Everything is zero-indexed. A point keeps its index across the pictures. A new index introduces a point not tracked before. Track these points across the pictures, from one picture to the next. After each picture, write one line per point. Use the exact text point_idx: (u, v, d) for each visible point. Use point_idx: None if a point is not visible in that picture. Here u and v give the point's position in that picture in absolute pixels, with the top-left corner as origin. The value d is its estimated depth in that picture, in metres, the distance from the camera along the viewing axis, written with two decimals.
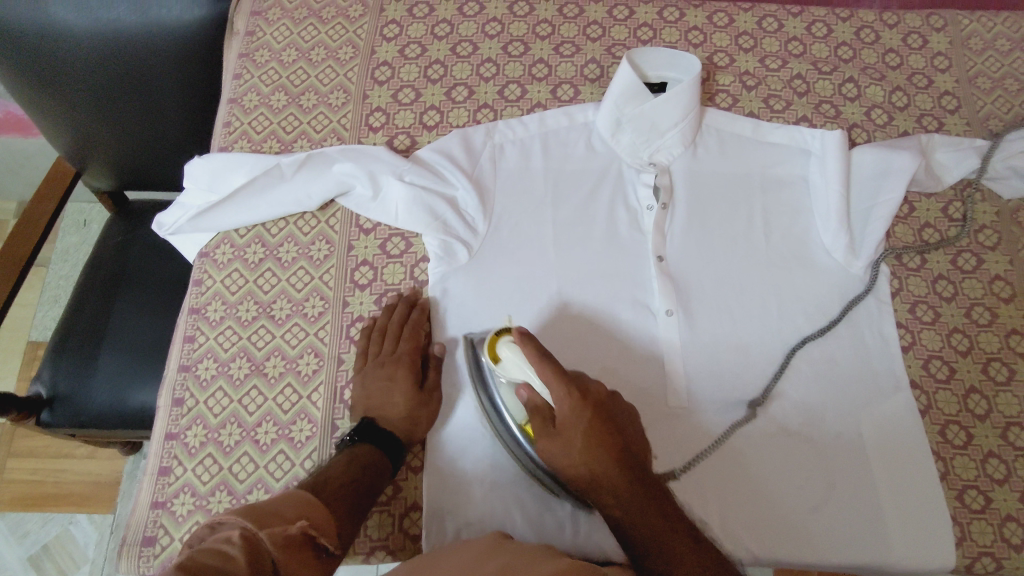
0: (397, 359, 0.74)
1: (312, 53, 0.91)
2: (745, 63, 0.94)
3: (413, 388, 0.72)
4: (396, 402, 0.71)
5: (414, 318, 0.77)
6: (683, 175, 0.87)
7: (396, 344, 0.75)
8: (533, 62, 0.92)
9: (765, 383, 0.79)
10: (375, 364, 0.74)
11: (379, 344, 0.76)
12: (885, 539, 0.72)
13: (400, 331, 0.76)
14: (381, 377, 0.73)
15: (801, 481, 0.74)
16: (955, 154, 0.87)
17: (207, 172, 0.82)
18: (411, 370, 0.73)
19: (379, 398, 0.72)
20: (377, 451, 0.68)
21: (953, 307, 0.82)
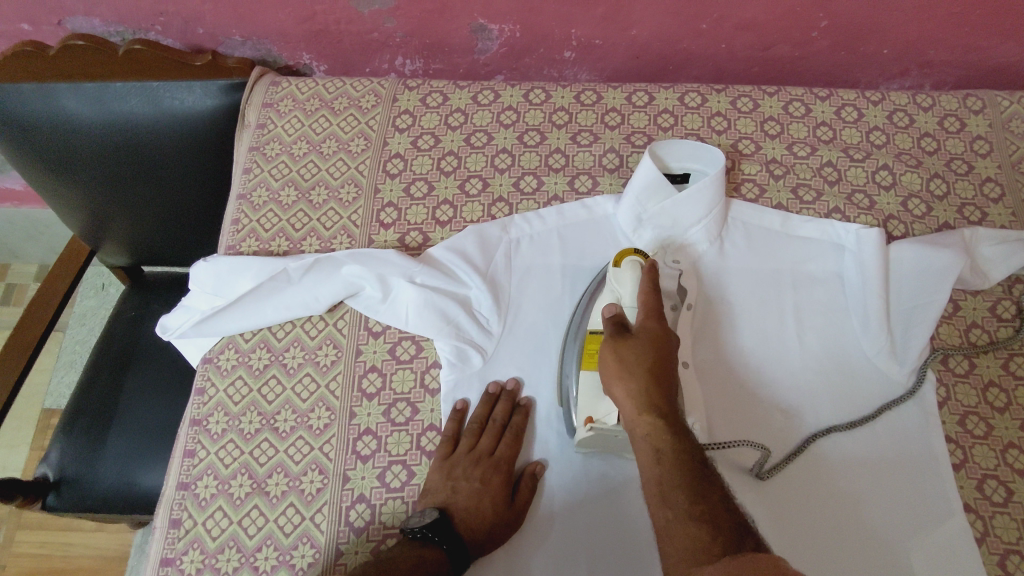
0: (495, 463, 0.71)
1: (323, 145, 0.90)
2: (772, 151, 0.90)
3: (502, 502, 0.69)
4: (483, 510, 0.68)
5: (514, 422, 0.74)
6: (709, 273, 0.83)
7: (493, 445, 0.73)
8: (549, 152, 0.89)
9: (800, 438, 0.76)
10: (469, 458, 0.72)
11: (473, 438, 0.73)
12: None
13: (500, 430, 0.73)
14: (473, 476, 0.70)
15: (835, 551, 0.70)
16: (1002, 249, 0.81)
17: (212, 276, 0.80)
18: (506, 483, 0.70)
19: (467, 499, 0.69)
20: (445, 560, 0.64)
21: (1007, 418, 0.76)
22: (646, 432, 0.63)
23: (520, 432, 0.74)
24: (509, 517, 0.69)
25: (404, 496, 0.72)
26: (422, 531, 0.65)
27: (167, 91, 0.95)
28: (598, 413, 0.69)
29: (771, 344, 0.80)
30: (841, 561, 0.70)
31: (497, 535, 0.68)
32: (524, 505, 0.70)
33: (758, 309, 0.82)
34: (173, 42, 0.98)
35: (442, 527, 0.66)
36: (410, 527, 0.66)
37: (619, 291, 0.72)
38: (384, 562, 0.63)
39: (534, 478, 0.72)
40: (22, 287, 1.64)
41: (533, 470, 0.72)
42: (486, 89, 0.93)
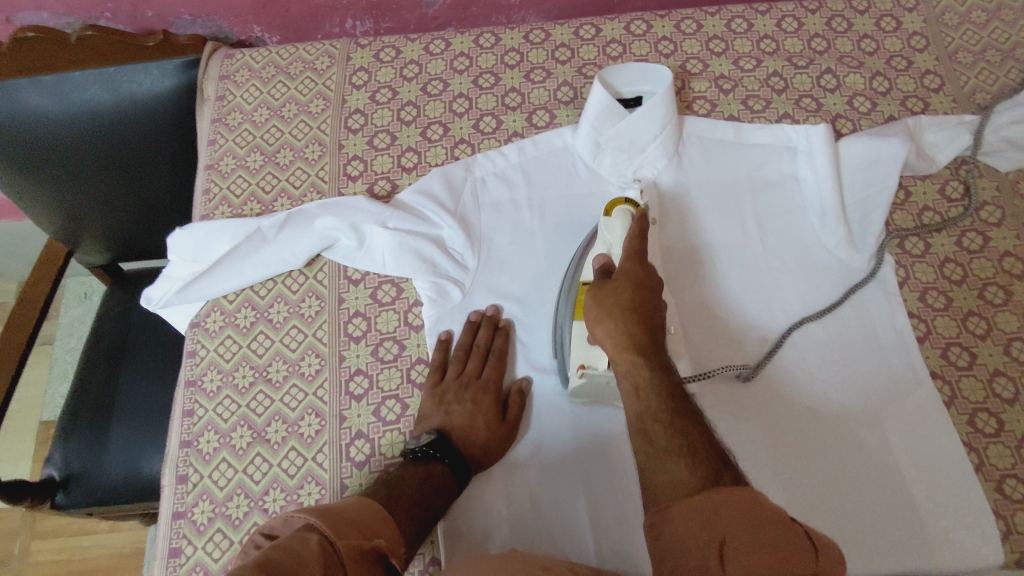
0: (484, 383, 0.74)
1: (284, 109, 0.91)
2: (719, 67, 0.93)
3: (494, 418, 0.72)
4: (477, 427, 0.71)
5: (496, 344, 0.77)
6: (671, 188, 0.86)
7: (480, 368, 0.75)
8: (505, 92, 0.91)
9: (770, 336, 0.79)
10: (458, 382, 0.74)
11: (460, 364, 0.75)
12: (919, 519, 0.69)
13: (485, 354, 0.76)
14: (464, 397, 0.73)
15: (813, 436, 0.74)
16: (944, 133, 0.86)
17: (190, 243, 0.81)
18: (496, 401, 0.73)
19: (461, 420, 0.72)
20: (450, 473, 0.67)
21: (964, 289, 0.80)
22: (626, 372, 0.63)
23: (503, 354, 0.77)
24: (503, 432, 0.72)
25: (400, 427, 0.74)
26: (424, 449, 0.68)
27: (123, 75, 0.96)
28: (589, 361, 0.70)
29: (737, 257, 0.83)
30: (822, 450, 0.73)
31: (494, 450, 0.72)
32: (516, 419, 0.73)
33: (718, 220, 0.84)
34: (124, 28, 0.99)
35: (442, 445, 0.69)
36: (411, 448, 0.69)
37: (609, 241, 0.73)
38: (392, 481, 0.66)
39: (522, 394, 0.75)
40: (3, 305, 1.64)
41: (519, 387, 0.75)
42: (437, 39, 0.95)
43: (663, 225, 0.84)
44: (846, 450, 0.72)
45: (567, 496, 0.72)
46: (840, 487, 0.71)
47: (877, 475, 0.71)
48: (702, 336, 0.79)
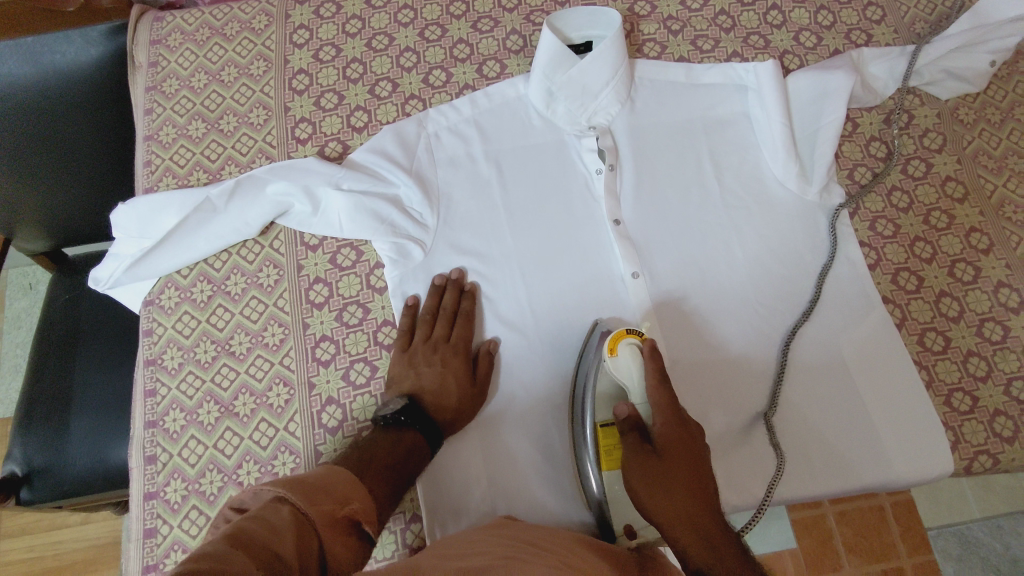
0: (453, 345, 0.74)
1: (223, 73, 0.87)
2: (667, 8, 0.92)
3: (465, 379, 0.72)
4: (449, 391, 0.71)
5: (463, 307, 0.76)
6: (625, 133, 0.85)
7: (448, 331, 0.75)
8: (453, 44, 0.89)
9: (733, 274, 0.80)
10: (427, 346, 0.74)
11: (427, 328, 0.75)
12: (877, 439, 0.73)
13: (452, 316, 0.75)
14: (434, 360, 0.73)
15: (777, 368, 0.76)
16: (887, 65, 0.87)
17: (135, 217, 0.77)
18: (466, 362, 0.73)
19: (431, 384, 0.71)
20: (423, 438, 0.66)
21: (910, 216, 0.83)
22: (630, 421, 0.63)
23: (470, 317, 0.76)
24: (474, 393, 0.72)
25: (371, 390, 0.74)
26: (395, 415, 0.66)
27: (45, 47, 0.91)
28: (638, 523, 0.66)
29: (698, 204, 0.83)
30: (786, 386, 0.75)
31: (465, 412, 0.72)
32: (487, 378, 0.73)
33: (677, 162, 0.84)
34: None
35: (412, 410, 0.67)
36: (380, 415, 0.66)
37: (622, 381, 0.67)
38: (364, 448, 0.63)
39: (491, 355, 0.75)
40: None
41: (488, 348, 0.75)
42: None
43: (621, 168, 0.84)
44: (805, 384, 0.75)
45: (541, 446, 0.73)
46: (799, 418, 0.74)
47: (837, 403, 0.74)
48: (668, 279, 0.80)
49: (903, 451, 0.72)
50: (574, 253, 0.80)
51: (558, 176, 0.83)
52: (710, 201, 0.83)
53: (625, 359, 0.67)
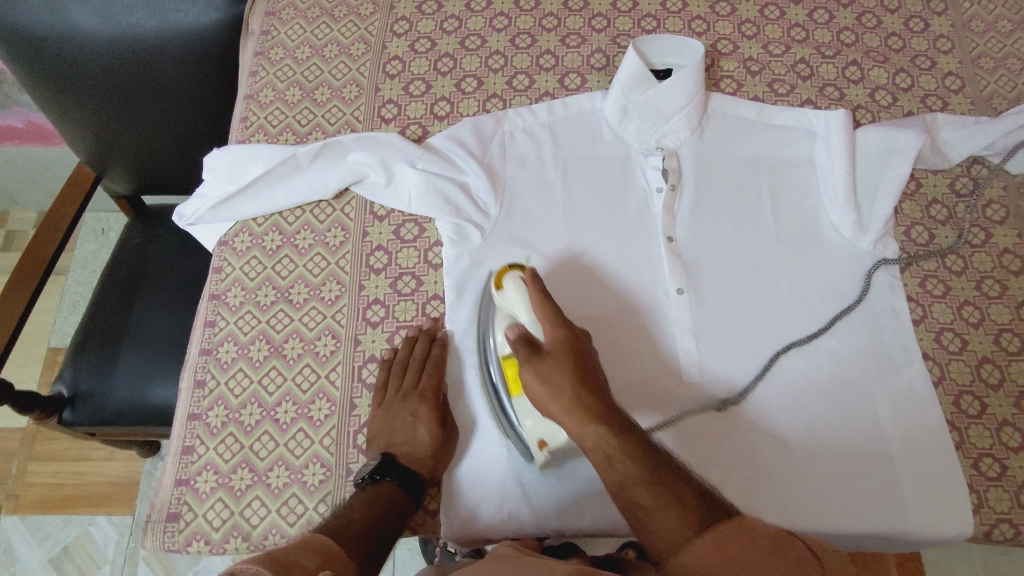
0: (421, 393, 0.73)
1: (325, 49, 0.94)
2: (749, 50, 0.96)
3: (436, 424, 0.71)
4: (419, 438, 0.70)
5: (433, 355, 0.76)
6: (690, 158, 0.88)
7: (418, 381, 0.74)
8: (540, 53, 0.94)
9: (777, 307, 0.81)
10: (398, 398, 0.73)
11: (398, 379, 0.74)
12: (899, 494, 0.72)
13: (420, 366, 0.75)
14: (405, 412, 0.72)
15: (805, 404, 0.77)
16: (961, 132, 0.89)
17: (225, 162, 0.83)
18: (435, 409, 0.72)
19: (402, 433, 0.71)
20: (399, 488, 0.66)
21: (963, 280, 0.83)
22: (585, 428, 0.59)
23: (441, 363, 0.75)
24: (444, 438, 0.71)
25: None
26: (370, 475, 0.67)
27: (169, 4, 0.98)
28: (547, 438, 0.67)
29: (751, 237, 0.85)
30: (810, 423, 0.76)
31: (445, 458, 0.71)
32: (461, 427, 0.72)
33: (735, 192, 0.87)
34: None
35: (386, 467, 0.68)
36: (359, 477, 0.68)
37: (511, 311, 0.69)
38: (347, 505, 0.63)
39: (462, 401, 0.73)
40: (21, 233, 1.67)
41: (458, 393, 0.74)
42: None
43: (681, 190, 0.87)
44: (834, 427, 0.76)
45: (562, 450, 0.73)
46: (822, 457, 0.75)
47: (862, 452, 0.74)
48: (715, 300, 0.81)
49: (923, 512, 0.71)
50: (624, 264, 0.83)
51: (617, 186, 0.87)
52: (763, 235, 0.85)
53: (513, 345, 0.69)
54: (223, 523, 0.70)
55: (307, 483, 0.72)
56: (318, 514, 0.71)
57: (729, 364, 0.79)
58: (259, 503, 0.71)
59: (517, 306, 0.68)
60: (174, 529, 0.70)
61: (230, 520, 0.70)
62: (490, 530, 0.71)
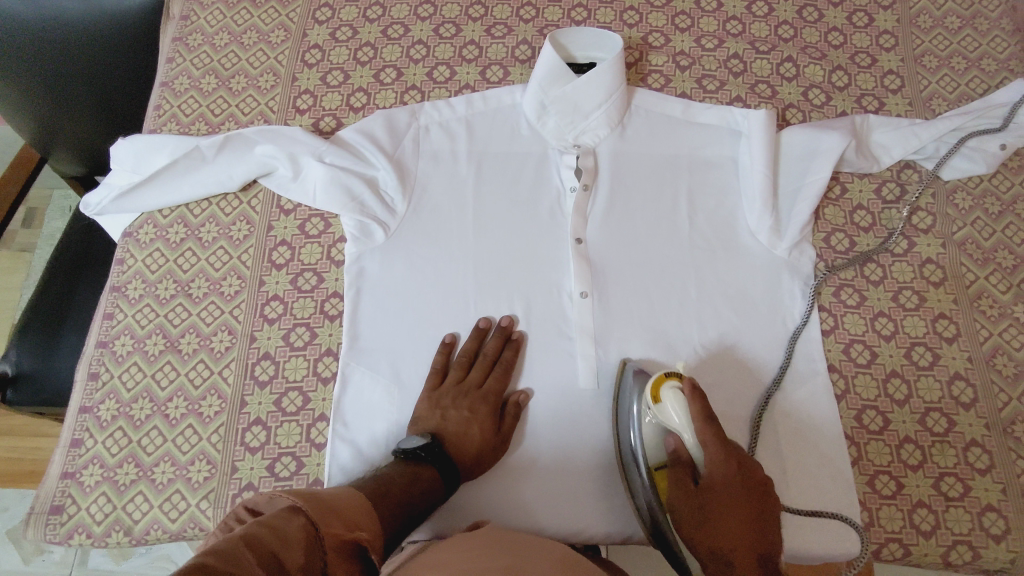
0: (483, 394, 0.74)
1: (244, 36, 0.92)
2: (681, 44, 0.92)
3: (490, 425, 0.72)
4: (471, 435, 0.71)
5: (505, 356, 0.76)
6: (609, 157, 0.86)
7: (482, 378, 0.75)
8: (463, 44, 0.92)
9: (683, 315, 0.79)
10: (457, 388, 0.74)
11: (461, 371, 0.75)
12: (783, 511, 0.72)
13: (489, 364, 0.76)
14: (461, 404, 0.72)
15: None
16: (893, 133, 0.86)
17: (130, 153, 0.82)
18: (493, 410, 0.73)
19: (456, 425, 0.71)
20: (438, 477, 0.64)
21: (879, 290, 0.81)
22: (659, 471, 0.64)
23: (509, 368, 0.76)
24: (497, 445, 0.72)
25: (306, 354, 0.77)
26: (415, 450, 0.65)
27: None
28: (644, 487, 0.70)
29: (663, 241, 0.83)
30: None
31: (485, 458, 0.71)
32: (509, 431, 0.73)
33: (652, 193, 0.85)
34: None
35: (429, 447, 0.67)
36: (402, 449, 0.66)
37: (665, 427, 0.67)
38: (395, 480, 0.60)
39: (517, 407, 0.75)
40: None
41: (517, 398, 0.75)
42: None
43: (596, 190, 0.84)
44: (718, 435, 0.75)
45: None
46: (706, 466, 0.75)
47: None
48: (620, 306, 0.80)
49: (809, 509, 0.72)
50: (529, 265, 0.81)
51: (529, 184, 0.85)
52: (676, 239, 0.83)
53: (669, 403, 0.66)
54: (105, 517, 0.71)
55: (191, 479, 0.72)
56: (199, 511, 0.71)
57: (647, 360, 0.78)
58: (142, 498, 0.71)
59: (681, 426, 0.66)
60: (57, 521, 0.71)
61: (112, 514, 0.71)
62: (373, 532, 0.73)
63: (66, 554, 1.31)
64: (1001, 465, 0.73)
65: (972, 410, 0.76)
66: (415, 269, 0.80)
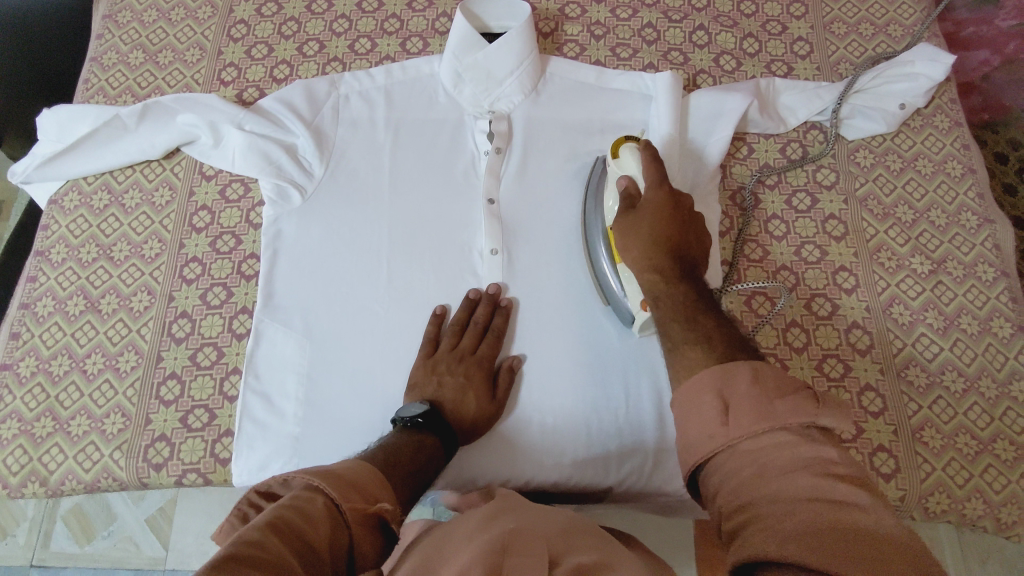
0: (477, 360, 0.75)
1: (172, 13, 0.95)
2: (596, 14, 0.95)
3: (486, 394, 0.73)
4: (469, 403, 0.72)
5: (494, 323, 0.77)
6: (522, 121, 0.88)
7: (474, 345, 0.76)
8: (385, 17, 0.95)
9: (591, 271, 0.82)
10: (451, 355, 0.75)
11: (455, 338, 0.76)
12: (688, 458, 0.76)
13: (481, 331, 0.77)
14: (457, 371, 0.73)
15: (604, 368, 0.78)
16: (799, 96, 0.88)
17: (54, 122, 0.85)
18: (487, 378, 0.74)
19: (453, 394, 0.71)
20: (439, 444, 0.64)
21: (782, 245, 0.84)
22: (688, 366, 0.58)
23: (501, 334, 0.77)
24: (493, 409, 0.73)
25: (222, 312, 0.80)
26: (414, 418, 0.65)
27: None
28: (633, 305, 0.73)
29: (575, 201, 0.85)
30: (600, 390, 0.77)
31: (481, 427, 0.72)
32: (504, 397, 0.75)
33: (562, 156, 0.87)
34: None
35: (429, 415, 0.66)
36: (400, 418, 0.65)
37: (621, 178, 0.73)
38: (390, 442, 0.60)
39: (512, 372, 0.76)
40: None
41: (511, 364, 0.77)
42: None
43: (509, 154, 0.86)
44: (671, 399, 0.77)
45: (354, 404, 0.75)
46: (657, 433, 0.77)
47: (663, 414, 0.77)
48: (528, 264, 0.82)
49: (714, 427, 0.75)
50: (442, 227, 0.83)
51: (443, 149, 0.87)
52: (586, 199, 0.85)
53: (625, 157, 0.73)
54: (21, 468, 0.73)
55: (105, 431, 0.74)
56: (112, 461, 0.73)
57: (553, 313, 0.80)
58: (57, 449, 0.74)
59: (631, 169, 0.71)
60: None
61: (27, 465, 0.73)
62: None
63: (31, 535, 1.15)
64: (892, 408, 0.76)
65: (868, 355, 0.78)
66: (329, 232, 0.82)
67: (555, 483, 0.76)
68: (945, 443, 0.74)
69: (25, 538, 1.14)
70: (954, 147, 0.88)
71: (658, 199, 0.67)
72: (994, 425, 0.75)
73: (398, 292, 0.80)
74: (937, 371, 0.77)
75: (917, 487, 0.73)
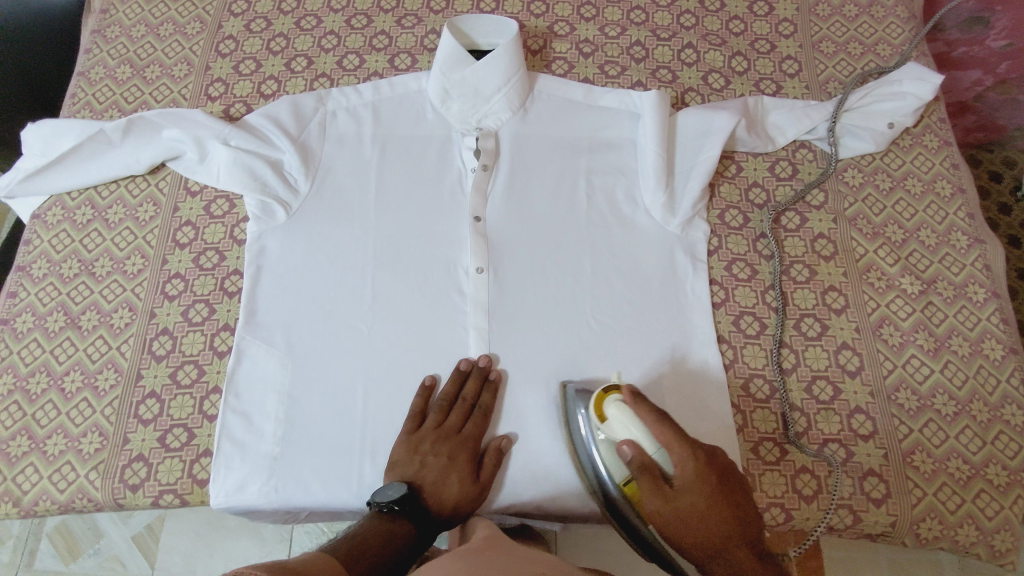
0: (462, 440, 0.72)
1: (161, 28, 0.96)
2: (585, 32, 0.95)
3: (469, 477, 0.70)
4: (450, 488, 0.69)
5: (482, 400, 0.75)
6: (510, 139, 0.88)
7: (460, 423, 0.73)
8: (374, 34, 0.95)
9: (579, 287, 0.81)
10: (435, 433, 0.72)
11: (441, 415, 0.74)
12: None
13: (468, 408, 0.74)
14: (440, 452, 0.71)
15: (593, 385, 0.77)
16: (788, 115, 0.88)
17: (39, 137, 0.85)
18: (471, 459, 0.71)
19: (434, 478, 0.69)
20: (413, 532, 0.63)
21: (771, 265, 0.83)
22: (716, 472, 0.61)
23: (487, 412, 0.74)
24: (475, 493, 0.70)
25: (204, 328, 0.79)
26: (390, 504, 0.64)
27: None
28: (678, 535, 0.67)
29: (563, 217, 0.84)
30: None
31: (463, 509, 0.70)
32: (489, 479, 0.72)
33: (551, 173, 0.86)
34: None
35: (406, 501, 0.65)
36: (377, 500, 0.64)
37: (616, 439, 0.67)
38: (353, 532, 0.60)
39: (500, 453, 0.73)
40: None
41: (498, 445, 0.74)
42: None
43: (496, 172, 0.86)
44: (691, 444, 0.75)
45: (336, 424, 0.74)
46: None
47: None
48: (515, 280, 0.81)
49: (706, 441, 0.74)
50: (429, 244, 0.82)
51: (430, 165, 0.86)
52: (573, 215, 0.84)
53: (614, 417, 0.67)
54: None
55: (82, 450, 0.73)
56: (88, 482, 0.72)
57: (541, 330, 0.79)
58: (32, 469, 0.73)
59: (633, 431, 0.66)
60: None
61: (2, 485, 0.73)
62: (259, 504, 0.72)
63: (14, 554, 1.12)
64: (883, 431, 0.75)
65: (858, 377, 0.77)
66: (314, 248, 0.81)
67: (537, 505, 0.75)
68: (936, 467, 0.73)
69: (7, 557, 1.11)
70: (943, 166, 0.88)
71: (696, 470, 0.63)
72: (986, 449, 0.74)
73: (382, 310, 0.79)
74: (928, 394, 0.76)
75: (908, 512, 0.72)
